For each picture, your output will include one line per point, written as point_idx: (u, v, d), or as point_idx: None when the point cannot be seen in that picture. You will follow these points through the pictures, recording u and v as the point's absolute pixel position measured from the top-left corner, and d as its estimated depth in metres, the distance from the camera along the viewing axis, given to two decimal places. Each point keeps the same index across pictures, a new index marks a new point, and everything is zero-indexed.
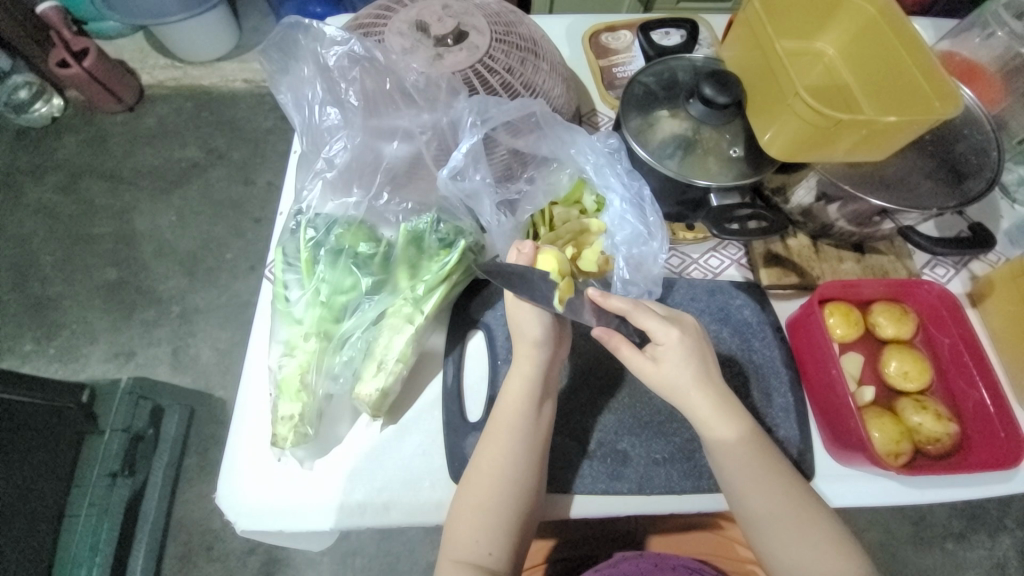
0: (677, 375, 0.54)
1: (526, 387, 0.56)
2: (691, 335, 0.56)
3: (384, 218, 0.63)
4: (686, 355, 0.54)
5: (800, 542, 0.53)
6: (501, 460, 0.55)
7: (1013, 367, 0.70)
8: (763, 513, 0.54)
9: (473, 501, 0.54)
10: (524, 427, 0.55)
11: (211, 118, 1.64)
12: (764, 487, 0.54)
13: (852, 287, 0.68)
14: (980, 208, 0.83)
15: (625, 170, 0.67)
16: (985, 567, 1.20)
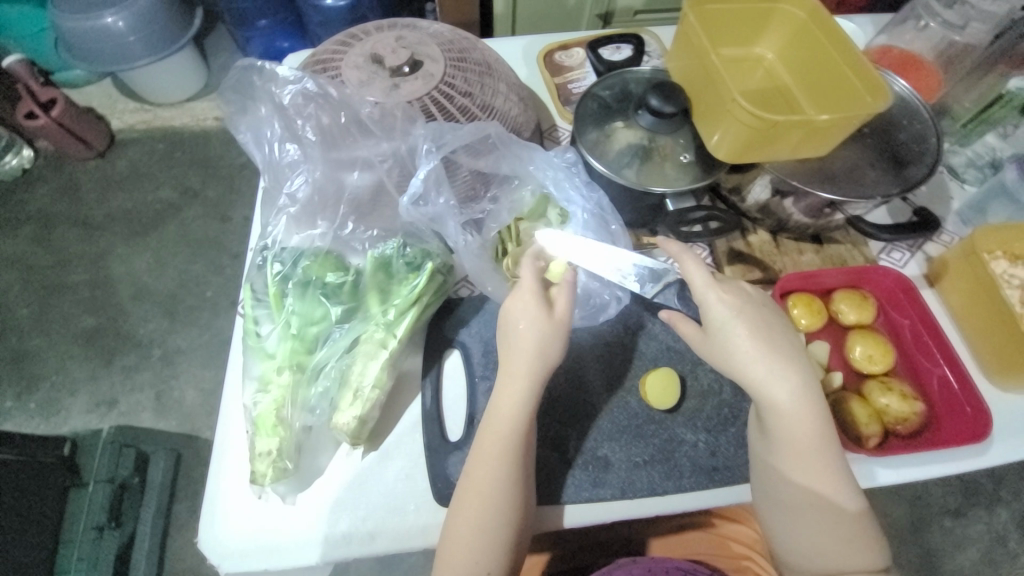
0: (732, 337, 0.56)
1: (513, 407, 0.56)
2: (743, 299, 0.58)
3: (351, 247, 0.64)
4: (734, 314, 0.57)
5: (831, 530, 0.54)
6: (490, 483, 0.54)
7: (974, 341, 0.72)
8: (802, 489, 0.54)
9: (462, 519, 0.54)
10: (512, 446, 0.55)
11: (183, 158, 1.64)
12: (813, 469, 0.54)
13: (813, 278, 0.71)
14: (932, 190, 0.86)
15: (583, 182, 0.69)
16: (984, 539, 1.22)
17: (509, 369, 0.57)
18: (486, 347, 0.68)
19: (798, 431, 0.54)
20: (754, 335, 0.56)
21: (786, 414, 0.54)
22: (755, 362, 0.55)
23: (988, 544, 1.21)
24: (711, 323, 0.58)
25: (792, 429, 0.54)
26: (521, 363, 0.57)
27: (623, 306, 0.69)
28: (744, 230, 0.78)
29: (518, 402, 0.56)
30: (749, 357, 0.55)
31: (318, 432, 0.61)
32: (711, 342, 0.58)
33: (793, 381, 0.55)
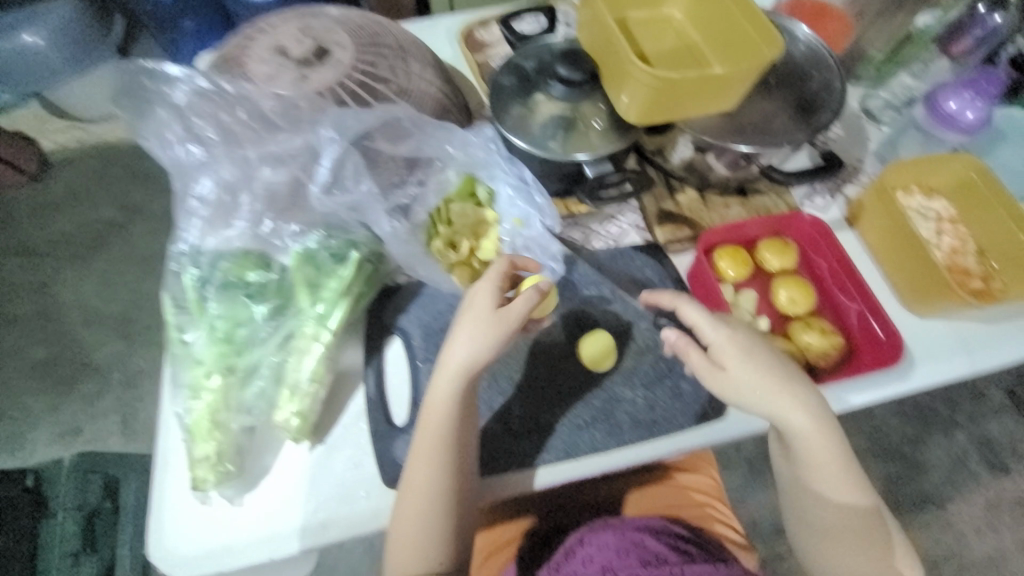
0: (747, 379, 0.58)
1: (446, 426, 0.56)
2: (751, 338, 0.60)
3: (272, 244, 0.63)
4: (748, 352, 0.59)
5: (859, 547, 0.60)
6: (421, 493, 0.57)
7: (891, 273, 0.76)
8: (835, 513, 0.59)
9: (410, 514, 0.57)
10: (446, 459, 0.56)
11: (121, 173, 1.56)
12: (841, 497, 0.59)
13: (737, 229, 0.73)
14: (852, 133, 0.89)
15: (504, 158, 0.70)
16: (944, 463, 1.26)
17: (446, 365, 0.57)
18: (426, 331, 0.68)
19: (822, 462, 0.58)
20: (770, 371, 0.58)
21: (811, 447, 0.58)
22: (773, 399, 0.57)
23: (949, 467, 1.26)
24: (727, 365, 0.58)
25: (818, 458, 0.58)
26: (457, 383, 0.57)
27: (559, 275, 0.70)
28: (672, 189, 0.79)
29: (454, 420, 0.56)
30: (769, 396, 0.57)
31: (262, 432, 0.61)
32: (725, 377, 0.58)
33: (813, 417, 0.57)
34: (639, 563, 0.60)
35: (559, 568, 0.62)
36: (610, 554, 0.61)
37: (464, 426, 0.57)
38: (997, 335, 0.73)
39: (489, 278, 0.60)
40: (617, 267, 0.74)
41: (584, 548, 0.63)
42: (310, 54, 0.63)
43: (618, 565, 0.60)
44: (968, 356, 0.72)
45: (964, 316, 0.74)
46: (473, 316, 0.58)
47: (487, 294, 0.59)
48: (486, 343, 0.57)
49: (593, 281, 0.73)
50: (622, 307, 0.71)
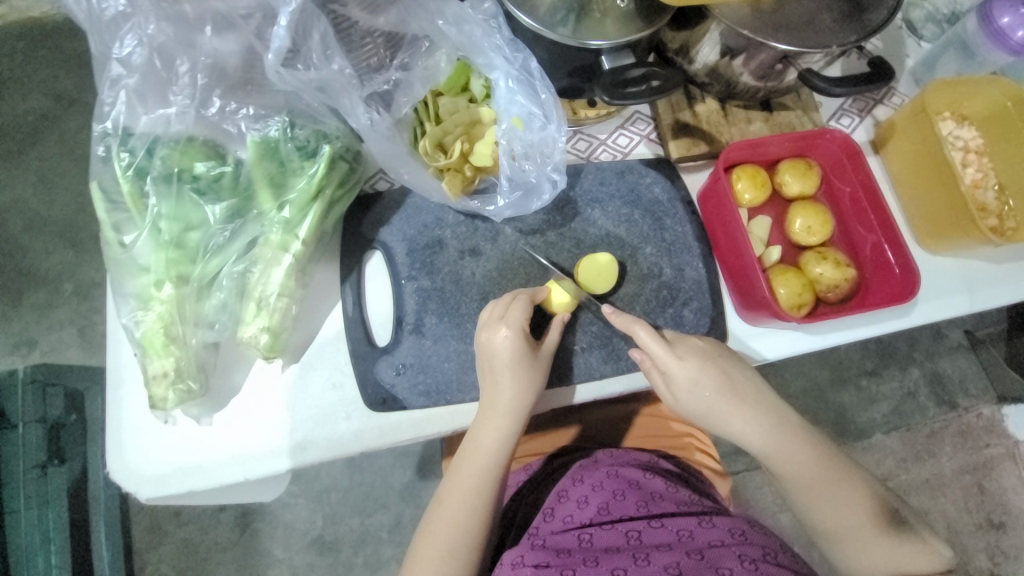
0: (701, 400, 0.59)
1: (484, 463, 0.55)
2: (701, 355, 0.59)
3: (224, 131, 0.53)
4: (701, 370, 0.59)
5: (874, 545, 0.57)
6: (450, 531, 0.53)
7: (909, 206, 0.72)
8: (834, 514, 0.58)
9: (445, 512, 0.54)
10: (481, 493, 0.55)
11: (49, 55, 1.18)
12: (828, 495, 0.58)
13: (759, 147, 0.66)
14: (888, 47, 0.80)
15: (505, 41, 0.58)
16: (896, 395, 1.34)
17: (491, 365, 0.56)
18: (410, 246, 0.61)
19: (792, 461, 0.59)
20: (719, 386, 0.59)
21: (773, 449, 0.59)
22: (727, 411, 0.59)
23: (899, 399, 1.33)
24: (680, 391, 0.59)
25: (787, 460, 0.59)
26: (497, 422, 0.55)
27: (561, 189, 0.62)
28: (691, 97, 0.70)
29: (491, 454, 0.55)
30: (722, 411, 0.59)
31: (227, 348, 0.56)
32: (680, 396, 0.59)
33: (768, 420, 0.60)
34: (634, 505, 0.62)
35: (555, 513, 0.63)
36: (606, 495, 0.63)
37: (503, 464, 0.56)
38: (1001, 275, 0.71)
39: (514, 316, 0.56)
40: (622, 184, 0.67)
41: (577, 489, 0.64)
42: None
43: (614, 508, 0.62)
44: (969, 296, 0.70)
45: (973, 255, 0.71)
46: (511, 358, 0.55)
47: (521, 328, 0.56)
48: (528, 382, 0.56)
49: (595, 197, 0.67)
50: (625, 228, 0.66)
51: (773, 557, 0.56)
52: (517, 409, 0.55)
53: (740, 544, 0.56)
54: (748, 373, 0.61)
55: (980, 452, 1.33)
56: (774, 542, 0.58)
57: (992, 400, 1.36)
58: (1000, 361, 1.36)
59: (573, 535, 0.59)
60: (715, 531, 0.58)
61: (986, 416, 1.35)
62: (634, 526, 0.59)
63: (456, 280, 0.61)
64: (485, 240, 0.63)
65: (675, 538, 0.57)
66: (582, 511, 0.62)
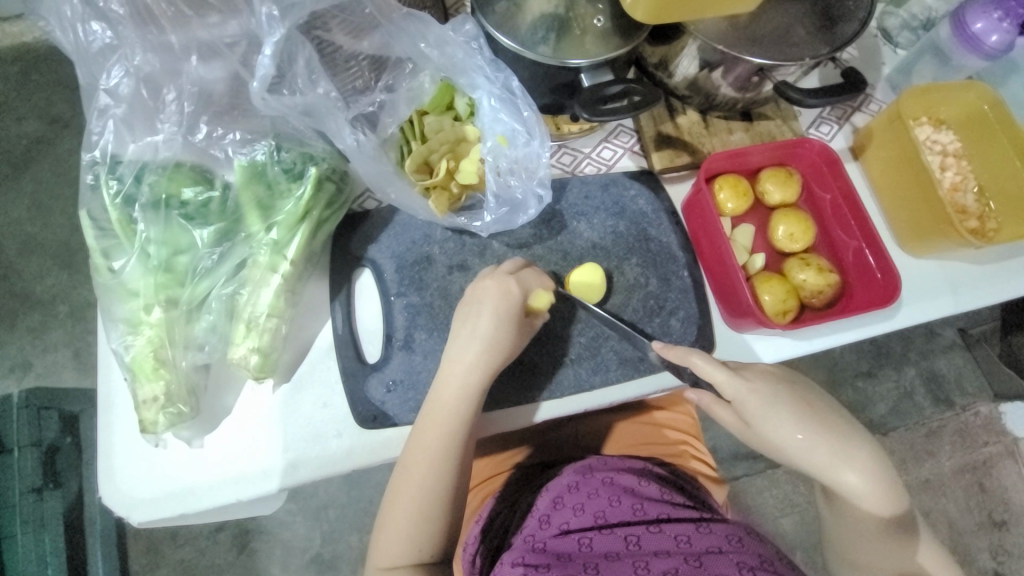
0: (781, 435, 0.55)
1: (450, 424, 0.53)
2: (774, 383, 0.56)
3: (211, 156, 0.54)
4: (776, 400, 0.55)
5: None
6: (416, 480, 0.53)
7: (890, 210, 0.73)
8: (881, 562, 0.56)
9: (414, 465, 0.53)
10: (446, 450, 0.53)
11: (43, 81, 1.19)
12: (882, 545, 0.56)
13: (739, 157, 0.67)
14: (864, 55, 0.81)
15: (487, 61, 0.60)
16: (892, 394, 1.34)
17: (462, 319, 0.56)
18: (399, 263, 0.62)
19: (863, 517, 0.55)
20: (798, 417, 0.55)
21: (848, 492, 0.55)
22: (817, 456, 0.54)
23: (896, 398, 1.34)
24: (754, 421, 0.55)
25: (858, 506, 0.55)
26: (463, 376, 0.54)
27: (546, 202, 0.63)
28: (672, 110, 0.72)
29: (458, 412, 0.54)
30: (808, 453, 0.54)
31: (218, 370, 0.56)
32: (753, 431, 0.56)
33: (857, 458, 0.54)
34: (631, 511, 0.62)
35: (550, 519, 0.62)
36: (603, 503, 0.63)
37: (473, 419, 0.54)
38: (985, 276, 0.72)
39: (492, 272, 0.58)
40: (606, 197, 0.68)
41: (573, 496, 0.64)
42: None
43: (611, 515, 0.62)
44: (953, 296, 0.71)
45: (955, 256, 0.72)
46: (483, 308, 0.56)
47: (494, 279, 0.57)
48: (499, 335, 0.55)
49: (581, 210, 0.68)
50: (610, 239, 0.67)
51: (771, 564, 0.56)
52: (486, 363, 0.55)
53: (737, 551, 0.57)
54: (839, 411, 0.57)
55: (979, 450, 1.34)
56: (770, 550, 0.59)
57: (988, 398, 1.36)
58: (995, 359, 1.36)
59: (573, 540, 0.59)
60: (713, 537, 0.58)
61: (984, 414, 1.35)
62: (634, 530, 0.59)
63: (445, 295, 0.62)
64: (473, 255, 0.64)
65: (673, 544, 0.58)
66: (580, 518, 0.62)
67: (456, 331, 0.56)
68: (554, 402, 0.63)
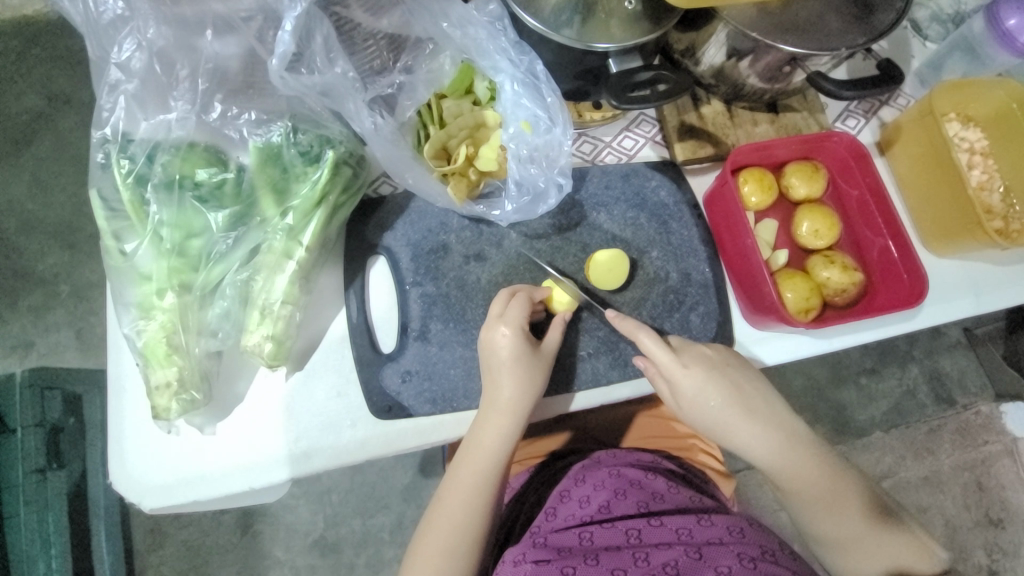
0: (710, 410, 0.58)
1: (485, 462, 0.54)
2: (707, 364, 0.59)
3: (226, 136, 0.52)
4: (705, 379, 0.58)
5: (875, 550, 0.57)
6: (451, 524, 0.53)
7: (915, 208, 0.72)
8: (831, 525, 0.58)
9: (453, 504, 0.54)
10: (481, 489, 0.54)
11: (44, 55, 1.16)
12: (824, 507, 0.58)
13: (765, 150, 0.66)
14: (894, 49, 0.79)
15: (511, 43, 0.57)
16: (895, 392, 1.34)
17: (489, 361, 0.56)
18: (414, 251, 0.61)
19: (794, 475, 0.58)
20: (725, 394, 0.58)
21: (772, 457, 0.58)
22: (738, 426, 0.58)
23: (899, 396, 1.34)
24: (685, 398, 0.58)
25: (784, 469, 0.59)
26: (495, 421, 0.55)
27: (566, 192, 0.61)
28: (697, 99, 0.70)
29: (495, 450, 0.55)
30: (730, 421, 0.58)
31: (230, 357, 0.55)
32: (684, 409, 0.59)
33: (775, 426, 0.59)
34: (634, 504, 0.62)
35: (556, 513, 0.63)
36: (607, 495, 0.63)
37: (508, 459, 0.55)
38: (1007, 278, 0.71)
39: (507, 316, 0.56)
40: (627, 187, 0.67)
41: (579, 489, 0.65)
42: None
43: (614, 507, 0.62)
44: (975, 298, 0.70)
45: (978, 257, 0.70)
46: (502, 349, 0.55)
47: (515, 320, 0.56)
48: (536, 382, 0.56)
49: (600, 200, 0.66)
50: (630, 232, 0.66)
51: (771, 555, 0.56)
52: (518, 406, 0.55)
53: (738, 543, 0.57)
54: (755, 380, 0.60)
55: (978, 449, 1.34)
56: (771, 541, 0.59)
57: (990, 398, 1.36)
58: (998, 359, 1.36)
59: (574, 534, 0.59)
60: (714, 529, 0.58)
61: (984, 414, 1.35)
62: (634, 524, 0.59)
63: (461, 286, 0.61)
64: (490, 245, 0.63)
65: (675, 537, 0.57)
66: (583, 511, 0.62)
67: (489, 373, 0.56)
68: (571, 397, 0.62)
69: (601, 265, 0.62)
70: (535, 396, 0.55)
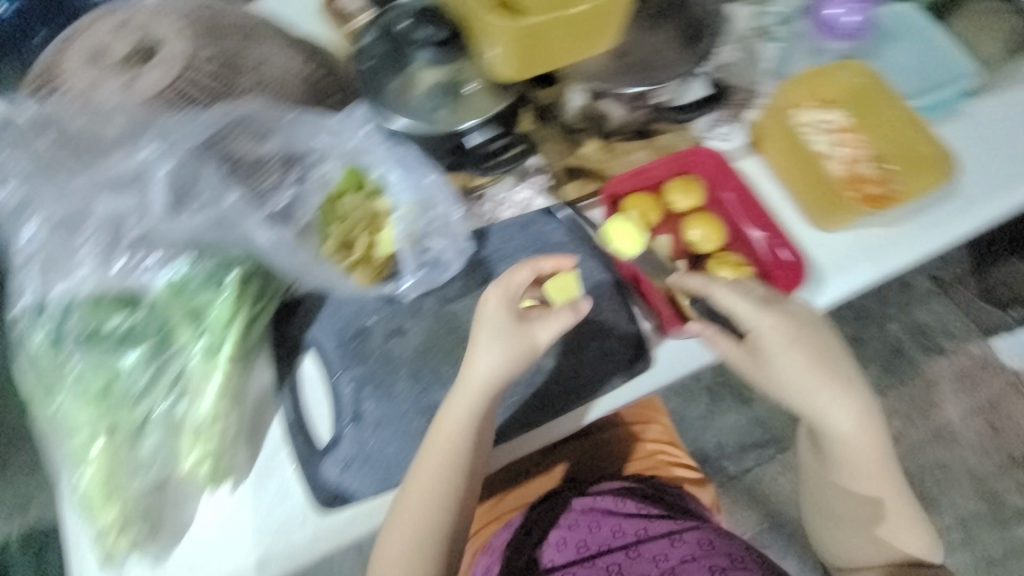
0: (792, 372, 0.63)
1: (442, 457, 0.57)
2: (796, 323, 0.63)
3: (133, 282, 0.56)
4: (792, 342, 0.63)
5: (870, 530, 0.71)
6: (408, 537, 0.58)
7: (795, 194, 0.76)
8: (852, 500, 0.70)
9: (410, 504, 0.58)
10: (434, 487, 0.57)
11: None
12: (864, 486, 0.69)
13: (641, 175, 0.72)
14: (745, 56, 0.83)
15: (384, 141, 0.64)
16: (885, 352, 1.45)
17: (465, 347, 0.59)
18: (338, 341, 0.64)
19: (850, 458, 0.67)
20: (808, 358, 0.63)
21: (847, 432, 0.65)
22: (809, 400, 0.64)
23: (887, 357, 1.44)
24: (769, 358, 0.63)
25: (846, 449, 0.66)
26: (454, 416, 0.57)
27: (469, 255, 0.68)
28: (575, 144, 0.75)
29: (451, 447, 0.57)
30: (815, 387, 0.63)
31: (172, 486, 0.57)
32: (760, 366, 0.64)
33: (856, 401, 0.65)
34: (615, 536, 0.71)
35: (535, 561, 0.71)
36: (583, 535, 0.71)
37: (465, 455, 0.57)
38: (896, 238, 0.75)
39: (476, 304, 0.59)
40: (527, 236, 0.72)
41: (555, 534, 0.73)
42: (133, 54, 0.59)
43: (591, 544, 0.71)
44: (872, 263, 0.73)
45: (865, 224, 0.75)
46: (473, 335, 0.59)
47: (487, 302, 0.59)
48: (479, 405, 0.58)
49: (505, 254, 0.71)
50: None
51: (738, 561, 0.66)
52: (473, 397, 0.57)
53: (708, 556, 0.66)
54: (846, 357, 0.66)
55: (981, 392, 1.42)
56: (738, 546, 0.69)
57: (978, 336, 1.46)
58: (971, 298, 1.48)
59: None
60: (685, 547, 0.68)
61: (977, 355, 1.44)
62: (615, 558, 0.69)
63: (387, 362, 0.64)
64: (409, 317, 0.66)
65: (653, 563, 0.67)
66: (563, 554, 0.71)
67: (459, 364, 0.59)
68: (525, 409, 0.66)
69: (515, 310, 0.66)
70: (478, 419, 0.58)
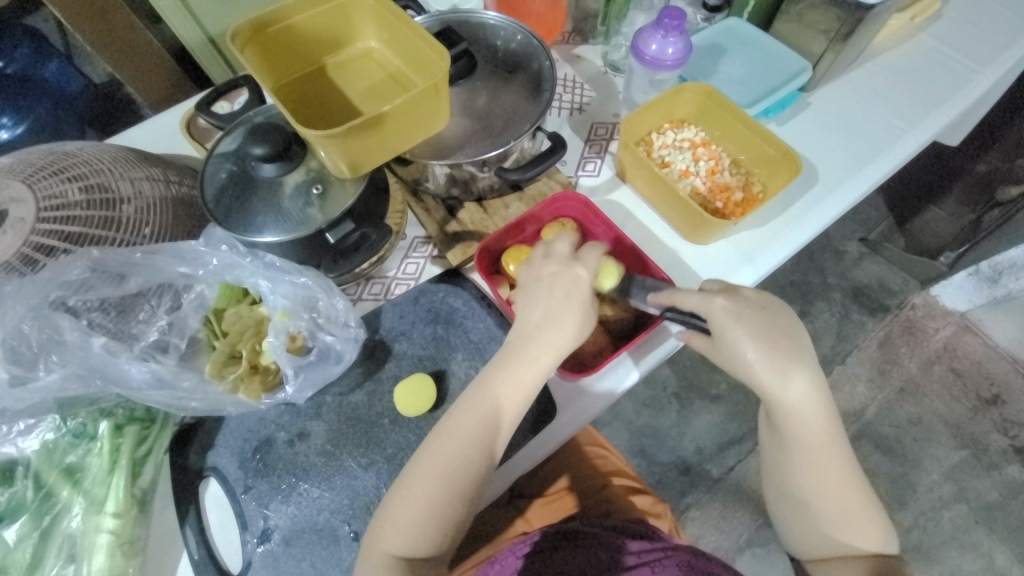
0: (737, 343, 0.60)
1: (464, 457, 0.57)
2: (744, 305, 0.61)
3: (6, 453, 0.57)
4: (739, 318, 0.60)
5: (836, 521, 0.60)
6: (403, 540, 0.55)
7: (666, 215, 0.79)
8: (810, 486, 0.60)
9: (405, 508, 0.56)
10: (441, 492, 0.56)
11: None
12: (818, 470, 0.60)
13: (514, 228, 0.75)
14: (600, 93, 0.91)
15: (246, 250, 0.64)
16: (833, 322, 1.49)
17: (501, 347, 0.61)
18: (240, 459, 0.64)
19: (804, 433, 0.59)
20: (755, 335, 0.59)
21: (796, 405, 0.59)
22: (762, 372, 0.59)
23: (837, 325, 1.49)
24: (717, 332, 0.61)
25: (796, 424, 0.59)
26: (481, 419, 0.58)
27: (362, 342, 0.68)
28: (453, 210, 0.78)
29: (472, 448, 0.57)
30: (760, 361, 0.59)
31: None
32: (715, 347, 0.62)
33: (806, 373, 0.59)
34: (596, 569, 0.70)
35: None
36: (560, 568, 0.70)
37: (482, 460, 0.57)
38: (769, 237, 0.78)
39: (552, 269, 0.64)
40: (417, 310, 0.73)
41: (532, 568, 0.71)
42: None
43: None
44: (752, 264, 0.77)
45: (739, 229, 0.79)
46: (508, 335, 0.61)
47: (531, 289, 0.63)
48: (492, 399, 0.59)
49: (399, 331, 0.72)
50: (432, 347, 0.71)
51: None
52: (504, 400, 0.59)
53: None
54: (797, 332, 0.62)
55: (934, 339, 1.47)
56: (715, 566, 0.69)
57: (917, 288, 1.52)
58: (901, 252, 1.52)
59: None
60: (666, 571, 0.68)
61: (921, 305, 1.50)
62: None
63: (292, 470, 0.63)
64: (309, 416, 0.66)
65: None
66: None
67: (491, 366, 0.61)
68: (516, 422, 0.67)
69: (410, 394, 0.66)
70: (496, 413, 0.58)
